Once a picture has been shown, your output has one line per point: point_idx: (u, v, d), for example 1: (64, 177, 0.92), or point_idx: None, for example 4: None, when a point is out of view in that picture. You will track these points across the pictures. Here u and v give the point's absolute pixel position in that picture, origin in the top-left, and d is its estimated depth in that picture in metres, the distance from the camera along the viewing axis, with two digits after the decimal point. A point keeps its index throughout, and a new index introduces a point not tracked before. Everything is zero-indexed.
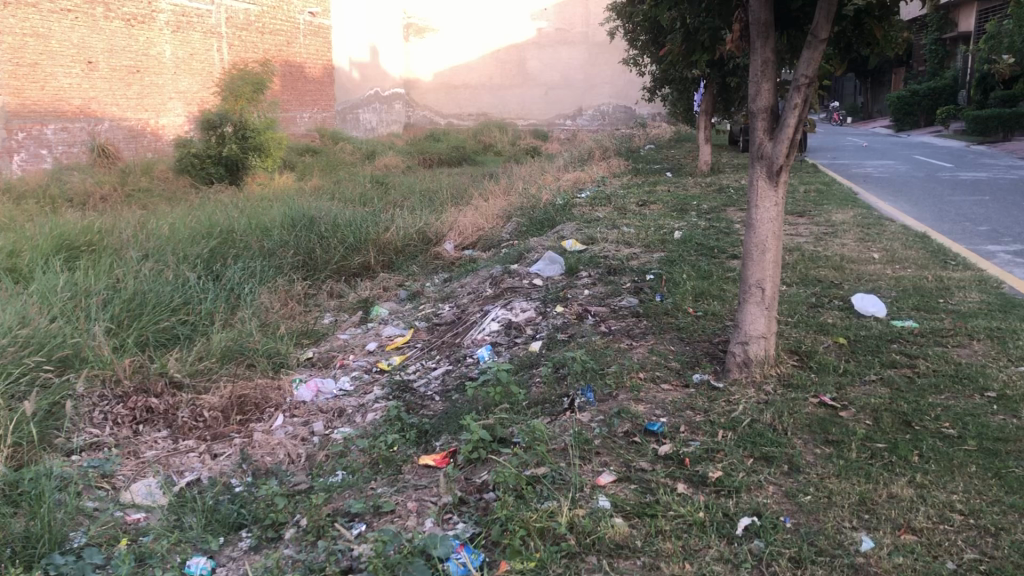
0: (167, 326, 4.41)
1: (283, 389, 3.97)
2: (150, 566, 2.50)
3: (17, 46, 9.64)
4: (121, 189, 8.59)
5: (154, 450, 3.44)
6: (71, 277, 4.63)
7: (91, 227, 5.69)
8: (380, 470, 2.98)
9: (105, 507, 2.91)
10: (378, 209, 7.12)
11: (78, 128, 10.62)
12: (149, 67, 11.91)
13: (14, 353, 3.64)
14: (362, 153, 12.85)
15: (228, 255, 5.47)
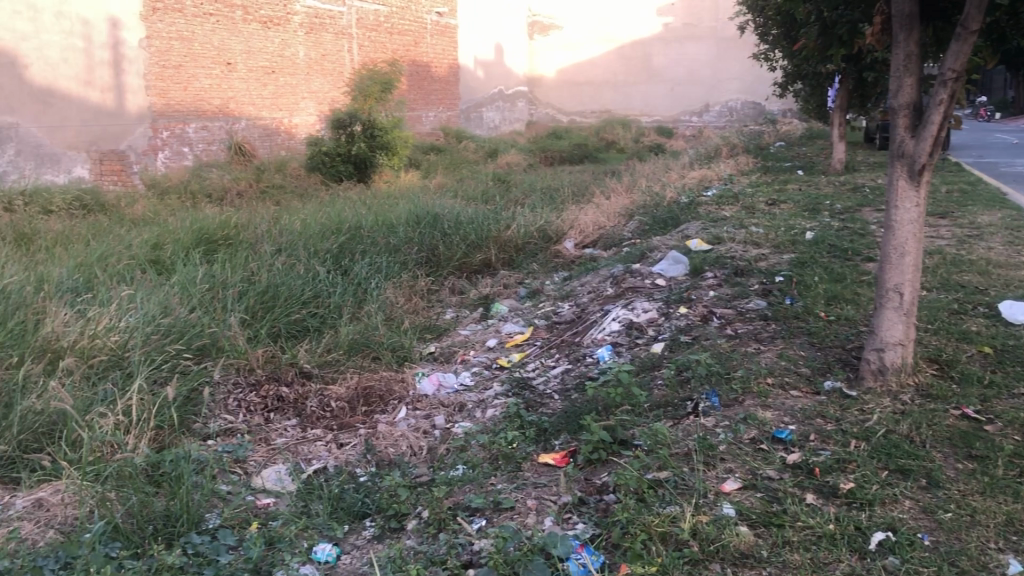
0: (298, 318, 4.57)
1: (407, 382, 4.05)
2: (279, 550, 2.59)
3: (163, 50, 10.16)
4: (256, 185, 8.95)
5: (284, 438, 3.57)
6: (208, 270, 4.85)
7: (229, 221, 5.96)
8: (500, 466, 3.00)
9: (237, 490, 3.04)
10: (500, 206, 7.17)
11: (217, 127, 11.13)
12: (284, 67, 12.39)
13: (158, 341, 3.85)
14: (485, 151, 12.97)
15: (356, 250, 5.62)
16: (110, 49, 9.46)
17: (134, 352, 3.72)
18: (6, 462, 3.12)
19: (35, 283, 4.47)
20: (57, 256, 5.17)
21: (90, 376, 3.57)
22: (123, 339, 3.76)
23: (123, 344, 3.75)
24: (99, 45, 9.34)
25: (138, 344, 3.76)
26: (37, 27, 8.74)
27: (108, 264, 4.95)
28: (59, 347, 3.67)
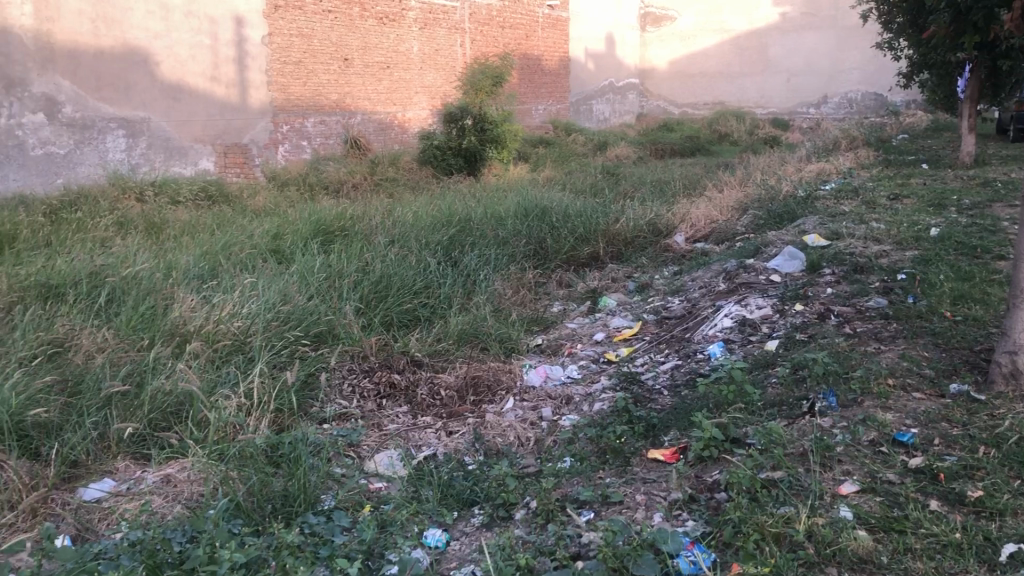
0: (410, 307, 4.67)
1: (514, 373, 4.08)
2: (392, 533, 2.66)
3: (285, 46, 10.51)
4: (370, 178, 9.15)
5: (395, 424, 3.65)
6: (325, 260, 5.02)
7: (345, 213, 6.14)
8: (608, 460, 2.99)
9: (351, 473, 3.14)
10: (609, 199, 7.14)
11: (334, 121, 11.46)
12: (399, 62, 12.62)
13: (277, 328, 4.01)
14: (594, 144, 12.91)
15: (465, 242, 5.70)
16: (234, 45, 9.84)
17: (255, 337, 3.88)
18: (138, 438, 3.30)
19: (164, 270, 4.71)
20: (184, 245, 5.42)
21: (215, 359, 3.74)
22: (245, 325, 3.93)
23: (245, 330, 3.92)
24: (225, 42, 9.73)
25: (259, 331, 3.92)
26: (169, 25, 9.10)
27: (232, 253, 5.17)
28: (186, 331, 3.86)
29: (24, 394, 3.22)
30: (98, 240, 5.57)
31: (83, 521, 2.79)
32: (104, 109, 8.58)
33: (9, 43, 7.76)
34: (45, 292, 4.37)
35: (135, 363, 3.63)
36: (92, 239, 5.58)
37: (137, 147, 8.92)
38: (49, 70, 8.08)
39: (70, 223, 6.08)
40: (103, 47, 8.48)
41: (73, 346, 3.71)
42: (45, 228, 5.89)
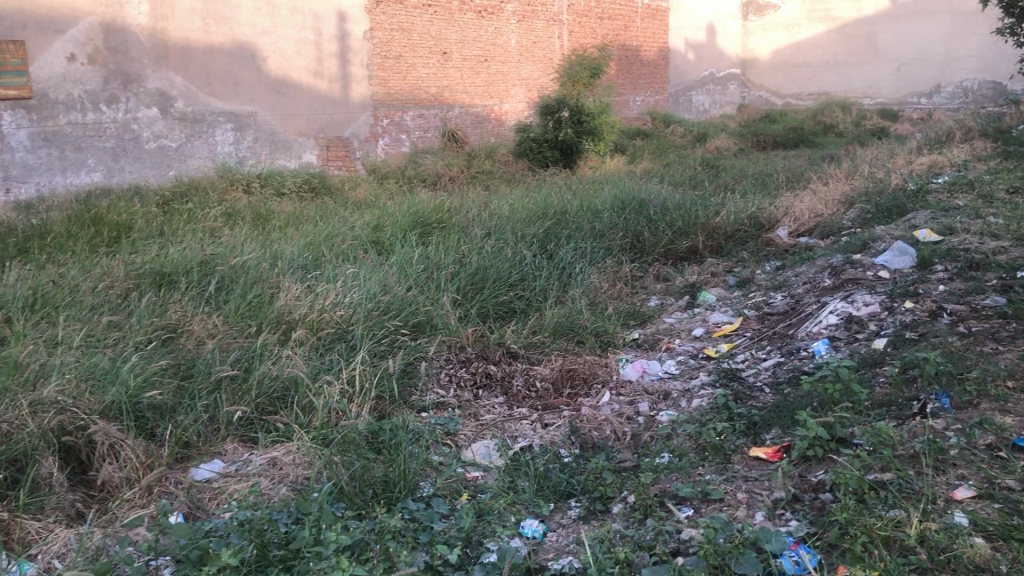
0: (506, 299, 4.69)
1: (610, 367, 4.06)
2: (490, 522, 2.69)
3: (386, 41, 10.70)
4: (467, 171, 9.23)
5: (492, 414, 3.68)
6: (423, 252, 5.10)
7: (443, 206, 6.21)
8: (707, 458, 2.95)
9: (450, 461, 3.18)
10: (709, 192, 7.03)
11: (433, 114, 11.61)
12: (496, 55, 12.70)
13: (378, 317, 4.11)
14: (693, 136, 12.71)
15: (561, 235, 5.69)
16: (337, 40, 10.07)
17: (356, 326, 3.98)
18: (246, 422, 3.42)
19: (270, 260, 4.85)
20: (289, 235, 5.58)
21: (319, 346, 3.86)
22: (347, 314, 4.03)
23: (347, 319, 4.02)
24: (328, 37, 9.96)
25: (360, 320, 4.02)
26: (275, 22, 9.36)
27: (334, 243, 5.30)
28: (291, 319, 3.99)
29: (141, 376, 3.37)
30: (208, 230, 5.78)
31: (195, 499, 2.91)
32: (213, 104, 8.89)
33: (126, 42, 8.06)
34: (159, 280, 4.56)
35: (244, 349, 3.76)
36: (202, 229, 5.80)
37: (244, 141, 9.22)
38: (163, 67, 8.39)
39: (182, 213, 6.33)
40: (213, 43, 8.79)
41: (185, 331, 3.86)
42: (158, 218, 6.14)
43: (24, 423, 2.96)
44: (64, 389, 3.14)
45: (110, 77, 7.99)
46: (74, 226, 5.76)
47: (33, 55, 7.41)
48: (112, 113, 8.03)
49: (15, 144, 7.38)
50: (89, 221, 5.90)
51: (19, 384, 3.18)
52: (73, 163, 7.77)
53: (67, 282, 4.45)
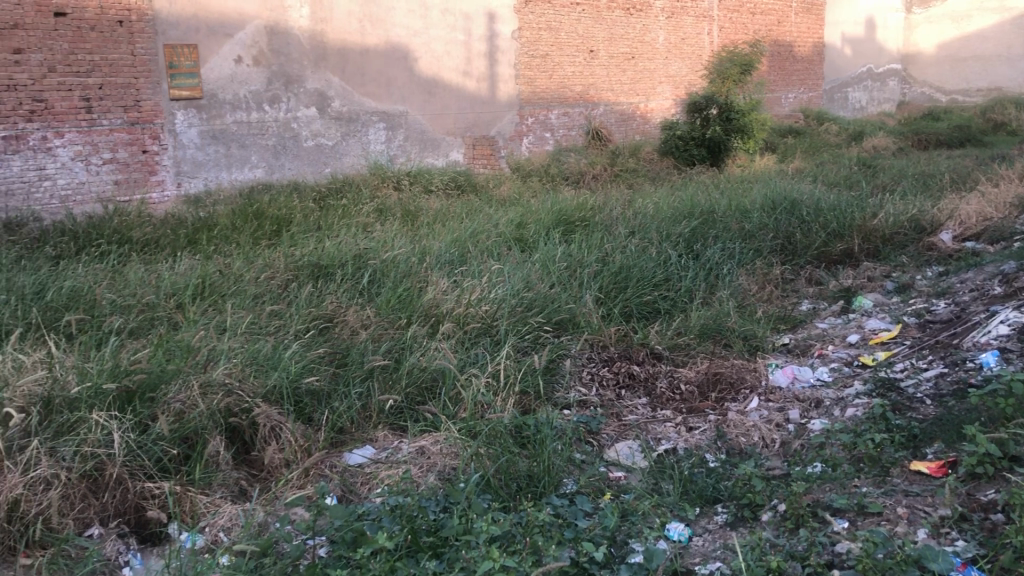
0: (650, 299, 4.65)
1: (759, 372, 3.95)
2: (635, 522, 2.68)
3: (533, 40, 10.80)
4: (611, 169, 9.21)
5: (635, 415, 3.66)
6: (567, 250, 5.13)
7: (587, 204, 6.22)
8: (863, 469, 2.84)
9: (592, 460, 3.19)
10: (866, 193, 6.76)
11: (577, 112, 11.63)
12: (644, 52, 12.59)
13: (522, 314, 4.16)
14: (849, 135, 12.21)
15: (708, 234, 5.60)
16: (486, 40, 10.24)
17: (501, 322, 4.05)
18: (396, 410, 3.54)
19: (418, 255, 5.00)
20: (437, 231, 5.73)
21: (465, 340, 3.95)
22: (492, 309, 4.11)
23: (492, 314, 4.09)
24: (478, 37, 10.15)
25: (505, 315, 4.09)
26: (427, 23, 9.60)
27: (480, 240, 5.40)
28: (439, 313, 4.12)
29: (300, 363, 3.54)
30: (361, 225, 6.01)
31: (348, 484, 3.03)
32: (368, 103, 9.21)
33: (288, 44, 8.45)
34: (316, 272, 4.78)
35: (394, 340, 3.90)
36: (355, 224, 6.03)
37: (395, 139, 9.50)
38: (321, 68, 8.75)
39: (337, 209, 6.60)
40: (369, 44, 9.10)
41: (340, 321, 4.04)
42: (315, 213, 6.43)
43: (195, 403, 3.14)
44: (231, 372, 3.33)
45: (273, 78, 8.40)
46: (239, 219, 6.11)
47: (205, 57, 7.88)
48: (273, 112, 8.44)
49: (187, 141, 7.87)
50: (253, 215, 6.24)
51: (192, 365, 3.40)
52: (237, 160, 8.22)
53: (233, 271, 4.72)
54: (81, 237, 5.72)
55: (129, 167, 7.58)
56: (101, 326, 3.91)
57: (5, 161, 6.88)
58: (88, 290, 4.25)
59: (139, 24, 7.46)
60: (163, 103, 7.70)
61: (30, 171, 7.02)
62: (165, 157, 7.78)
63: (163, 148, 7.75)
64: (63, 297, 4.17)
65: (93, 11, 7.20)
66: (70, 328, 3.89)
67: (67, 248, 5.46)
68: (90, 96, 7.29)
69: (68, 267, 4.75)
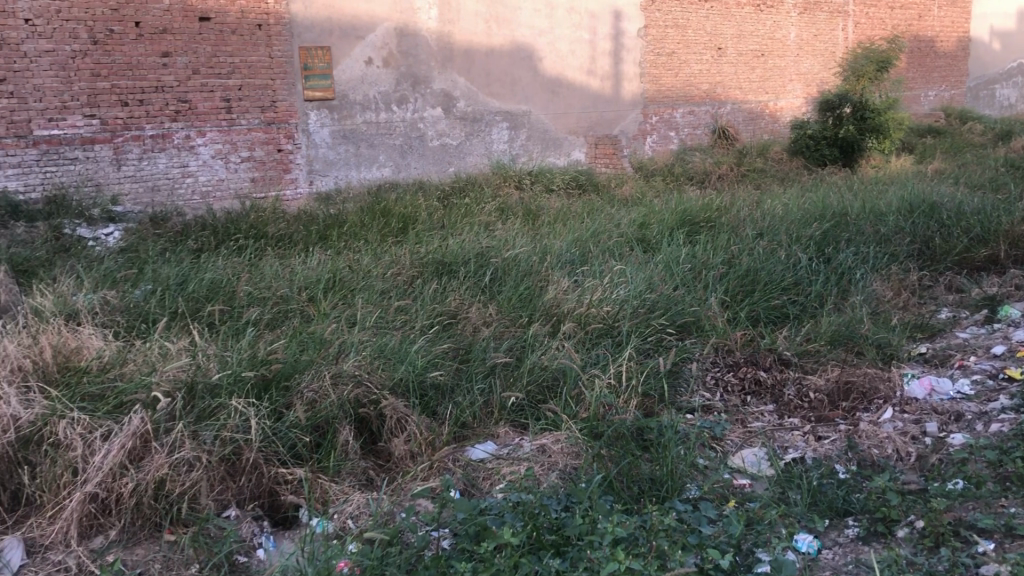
0: (779, 303, 4.52)
1: (894, 382, 3.78)
2: (761, 530, 2.61)
3: (659, 38, 10.67)
4: (737, 169, 9.02)
5: (760, 422, 3.57)
6: (691, 251, 5.06)
7: (712, 205, 6.11)
8: (1011, 489, 2.69)
9: (716, 466, 3.12)
10: (1015, 196, 6.38)
11: (703, 111, 11.45)
12: (774, 49, 12.26)
13: (645, 316, 4.13)
14: (995, 134, 11.56)
15: (840, 238, 5.41)
16: (611, 39, 10.19)
17: (624, 322, 4.02)
18: (518, 408, 3.56)
19: (540, 254, 5.03)
20: (559, 231, 5.73)
21: (587, 340, 3.94)
22: (615, 310, 4.10)
23: (614, 315, 4.08)
24: (603, 36, 10.11)
25: (628, 316, 4.06)
26: (552, 22, 9.63)
27: (602, 239, 5.39)
28: (561, 313, 4.14)
29: (425, 358, 3.62)
30: (483, 224, 6.07)
31: (471, 478, 3.07)
32: (492, 104, 9.31)
33: (417, 46, 8.63)
34: (440, 269, 4.87)
35: (516, 338, 3.94)
36: (478, 223, 6.10)
37: (518, 139, 9.57)
38: (448, 69, 8.90)
39: (460, 208, 6.68)
40: (495, 45, 9.20)
41: (464, 318, 4.11)
42: (440, 212, 6.54)
43: (326, 393, 3.27)
44: (361, 365, 3.44)
45: (401, 79, 8.60)
46: (366, 217, 6.28)
47: (337, 59, 8.14)
48: (401, 113, 8.64)
49: (319, 141, 8.16)
50: (379, 213, 6.40)
51: (323, 357, 3.52)
52: (366, 159, 8.46)
53: (362, 267, 4.85)
54: (220, 231, 6.01)
55: (265, 165, 7.92)
56: (239, 317, 4.10)
57: (152, 158, 7.30)
58: (227, 282, 4.45)
59: (276, 28, 7.76)
60: (297, 104, 8.01)
61: (174, 168, 7.42)
62: (298, 156, 8.08)
63: (296, 148, 8.06)
64: (203, 288, 4.38)
65: (234, 15, 7.54)
66: (211, 318, 4.09)
67: (207, 242, 5.74)
68: (231, 96, 7.63)
69: (208, 260, 5.00)
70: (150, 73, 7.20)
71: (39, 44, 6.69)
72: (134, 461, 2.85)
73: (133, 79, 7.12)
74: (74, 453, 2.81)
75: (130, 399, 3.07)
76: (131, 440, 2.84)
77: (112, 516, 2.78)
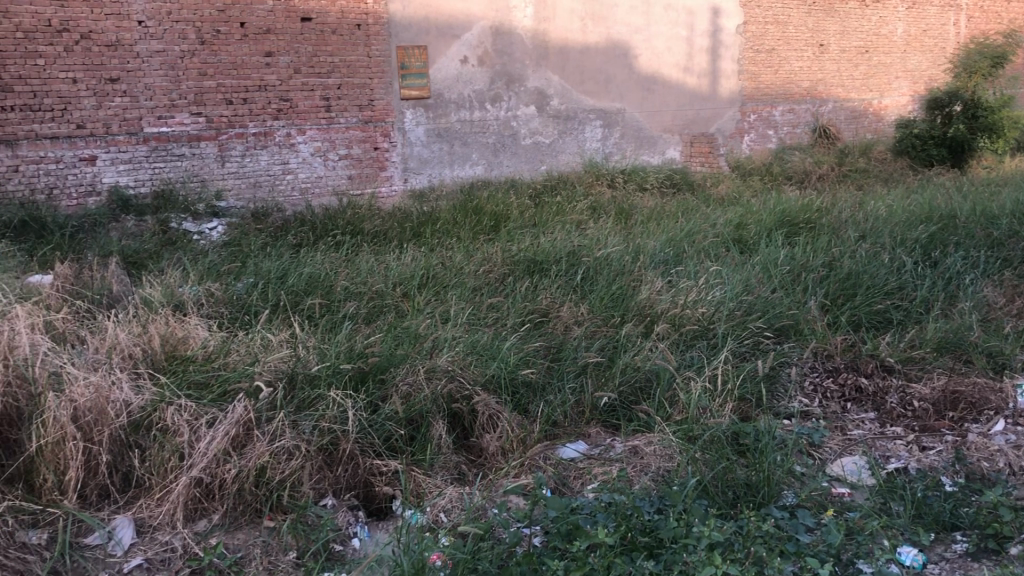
0: (882, 308, 4.37)
1: (1006, 393, 3.61)
2: (863, 541, 2.53)
3: (758, 35, 10.46)
4: (838, 169, 8.77)
5: (861, 430, 3.47)
6: (790, 253, 4.96)
7: (812, 205, 5.96)
8: None
9: (814, 474, 3.03)
10: None
11: (803, 109, 11.17)
12: (880, 45, 11.86)
13: (741, 318, 4.06)
14: None
15: (949, 241, 5.20)
16: (709, 36, 10.02)
17: (719, 324, 3.96)
18: (609, 408, 3.54)
19: (633, 253, 5.00)
20: (653, 230, 5.68)
21: (681, 342, 3.90)
22: (710, 312, 4.04)
23: (709, 316, 4.02)
24: (701, 33, 9.96)
25: (723, 318, 4.00)
26: (649, 19, 9.52)
27: (697, 239, 5.31)
28: (654, 313, 4.10)
29: (517, 355, 3.64)
30: (575, 223, 6.05)
31: (561, 477, 3.06)
32: (586, 101, 9.27)
33: (512, 44, 8.67)
34: (532, 267, 4.88)
35: (608, 338, 3.93)
36: (570, 221, 6.09)
37: (611, 137, 9.52)
38: (542, 67, 8.92)
39: (553, 206, 6.68)
40: (590, 42, 9.16)
41: (556, 317, 4.11)
42: (532, 210, 6.56)
43: (421, 387, 3.32)
44: (454, 360, 3.48)
45: (496, 78, 8.65)
46: (459, 214, 6.34)
47: (434, 58, 8.24)
48: (495, 111, 8.70)
49: (414, 139, 8.29)
50: (473, 211, 6.45)
51: (418, 352, 3.57)
52: (460, 157, 8.55)
53: (455, 264, 4.91)
54: (319, 227, 6.15)
55: (362, 163, 8.08)
56: (337, 311, 4.20)
57: (254, 156, 7.53)
58: (325, 276, 4.56)
59: (375, 27, 7.90)
60: (393, 103, 8.14)
61: (275, 165, 7.65)
62: (394, 154, 8.22)
63: (392, 146, 8.20)
64: (303, 282, 4.49)
65: (335, 15, 7.70)
66: (311, 311, 4.20)
67: (306, 238, 5.89)
68: (330, 95, 7.81)
69: (308, 255, 5.13)
70: (253, 72, 7.42)
71: (151, 45, 6.96)
72: (237, 448, 2.94)
73: (237, 78, 7.35)
74: (181, 438, 2.91)
75: (233, 387, 3.18)
76: (234, 428, 2.93)
77: (215, 501, 2.85)
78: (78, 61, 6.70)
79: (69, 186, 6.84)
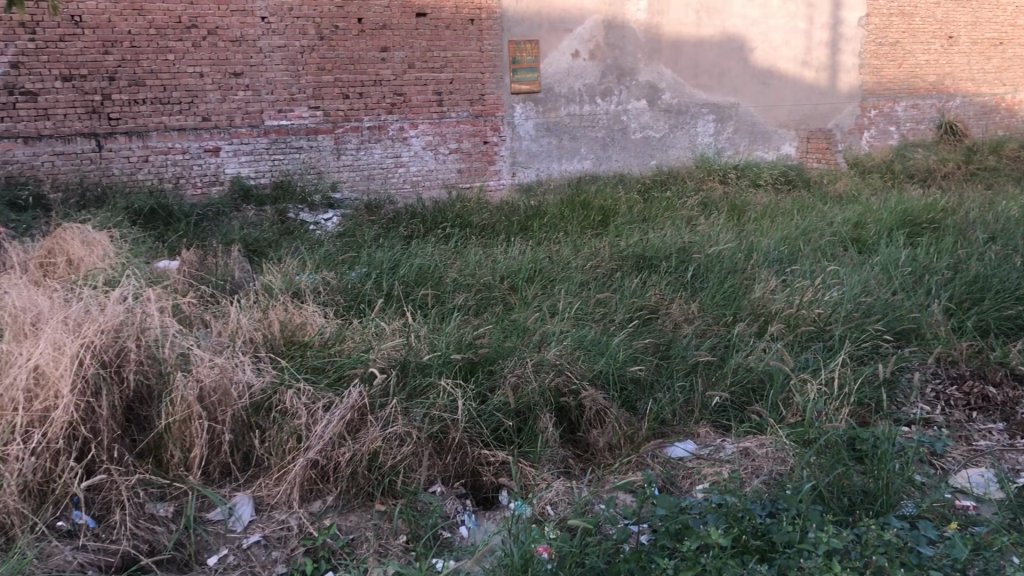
0: (1013, 313, 4.13)
1: None
2: (991, 557, 2.41)
3: (882, 27, 10.06)
4: (965, 167, 8.37)
5: (987, 441, 3.31)
6: (912, 254, 4.77)
7: (936, 205, 5.71)
8: None
9: (936, 484, 2.90)
10: None
11: (928, 104, 10.72)
12: (1015, 36, 11.24)
13: (859, 320, 3.93)
14: None
15: None
16: (829, 28, 9.70)
17: (836, 326, 3.84)
18: (720, 409, 3.48)
19: (746, 251, 4.90)
20: (765, 227, 5.55)
21: (796, 343, 3.80)
22: (827, 313, 3.93)
23: (825, 317, 3.92)
24: (820, 25, 9.65)
25: (840, 319, 3.88)
26: (766, 12, 9.29)
27: (813, 237, 5.16)
28: (769, 313, 4.01)
29: (626, 351, 3.62)
30: (685, 219, 5.97)
31: (669, 476, 3.02)
32: (699, 95, 9.12)
33: (624, 37, 8.60)
34: (640, 263, 4.84)
35: (719, 337, 3.87)
36: (680, 217, 6.01)
37: (724, 132, 9.34)
38: (654, 60, 8.82)
39: (662, 201, 6.61)
40: (704, 36, 9.01)
41: (665, 313, 4.07)
42: (640, 205, 6.50)
43: (529, 379, 3.34)
44: (563, 354, 3.48)
45: (607, 72, 8.61)
46: (567, 209, 6.34)
47: (545, 52, 8.26)
48: (605, 105, 8.66)
49: (523, 133, 8.33)
50: (580, 206, 6.45)
51: (526, 345, 3.60)
52: (568, 151, 8.55)
53: (562, 258, 4.91)
54: (429, 220, 6.25)
55: (471, 157, 8.17)
56: (447, 302, 4.26)
57: (368, 149, 7.71)
58: (436, 268, 4.63)
59: (488, 22, 7.97)
60: (504, 97, 8.19)
61: (388, 158, 7.81)
62: (503, 148, 8.29)
63: (502, 140, 8.26)
64: (414, 273, 4.57)
65: (449, 11, 7.79)
66: (423, 301, 4.28)
67: (417, 230, 6.00)
68: (442, 90, 7.91)
69: (419, 246, 5.23)
70: (369, 67, 7.59)
71: (273, 40, 7.20)
72: (352, 432, 3.02)
73: (355, 72, 7.53)
74: (299, 421, 3.01)
75: (349, 373, 3.27)
76: (349, 413, 3.01)
77: (330, 483, 2.92)
78: (205, 56, 6.99)
79: (194, 176, 7.12)
